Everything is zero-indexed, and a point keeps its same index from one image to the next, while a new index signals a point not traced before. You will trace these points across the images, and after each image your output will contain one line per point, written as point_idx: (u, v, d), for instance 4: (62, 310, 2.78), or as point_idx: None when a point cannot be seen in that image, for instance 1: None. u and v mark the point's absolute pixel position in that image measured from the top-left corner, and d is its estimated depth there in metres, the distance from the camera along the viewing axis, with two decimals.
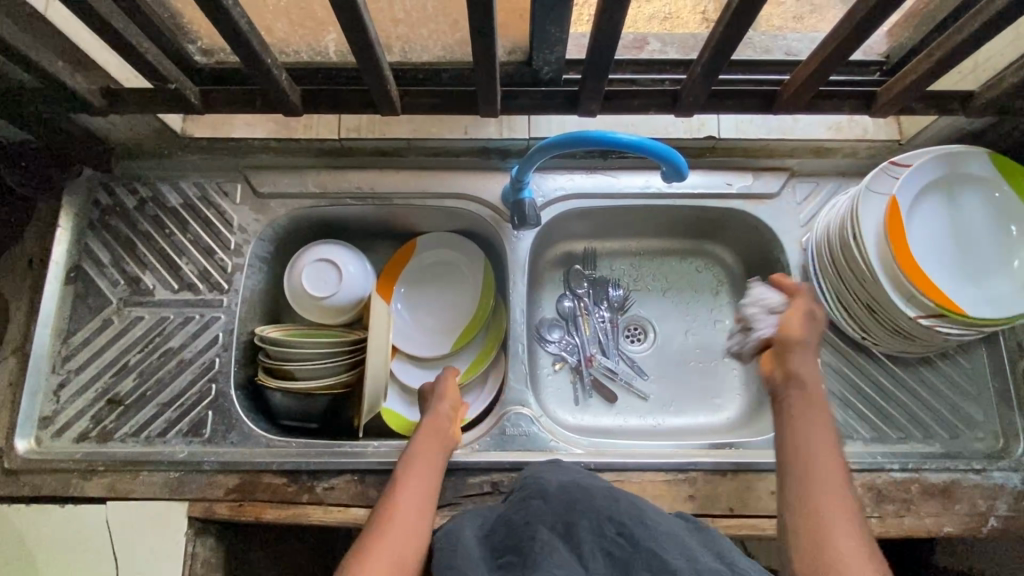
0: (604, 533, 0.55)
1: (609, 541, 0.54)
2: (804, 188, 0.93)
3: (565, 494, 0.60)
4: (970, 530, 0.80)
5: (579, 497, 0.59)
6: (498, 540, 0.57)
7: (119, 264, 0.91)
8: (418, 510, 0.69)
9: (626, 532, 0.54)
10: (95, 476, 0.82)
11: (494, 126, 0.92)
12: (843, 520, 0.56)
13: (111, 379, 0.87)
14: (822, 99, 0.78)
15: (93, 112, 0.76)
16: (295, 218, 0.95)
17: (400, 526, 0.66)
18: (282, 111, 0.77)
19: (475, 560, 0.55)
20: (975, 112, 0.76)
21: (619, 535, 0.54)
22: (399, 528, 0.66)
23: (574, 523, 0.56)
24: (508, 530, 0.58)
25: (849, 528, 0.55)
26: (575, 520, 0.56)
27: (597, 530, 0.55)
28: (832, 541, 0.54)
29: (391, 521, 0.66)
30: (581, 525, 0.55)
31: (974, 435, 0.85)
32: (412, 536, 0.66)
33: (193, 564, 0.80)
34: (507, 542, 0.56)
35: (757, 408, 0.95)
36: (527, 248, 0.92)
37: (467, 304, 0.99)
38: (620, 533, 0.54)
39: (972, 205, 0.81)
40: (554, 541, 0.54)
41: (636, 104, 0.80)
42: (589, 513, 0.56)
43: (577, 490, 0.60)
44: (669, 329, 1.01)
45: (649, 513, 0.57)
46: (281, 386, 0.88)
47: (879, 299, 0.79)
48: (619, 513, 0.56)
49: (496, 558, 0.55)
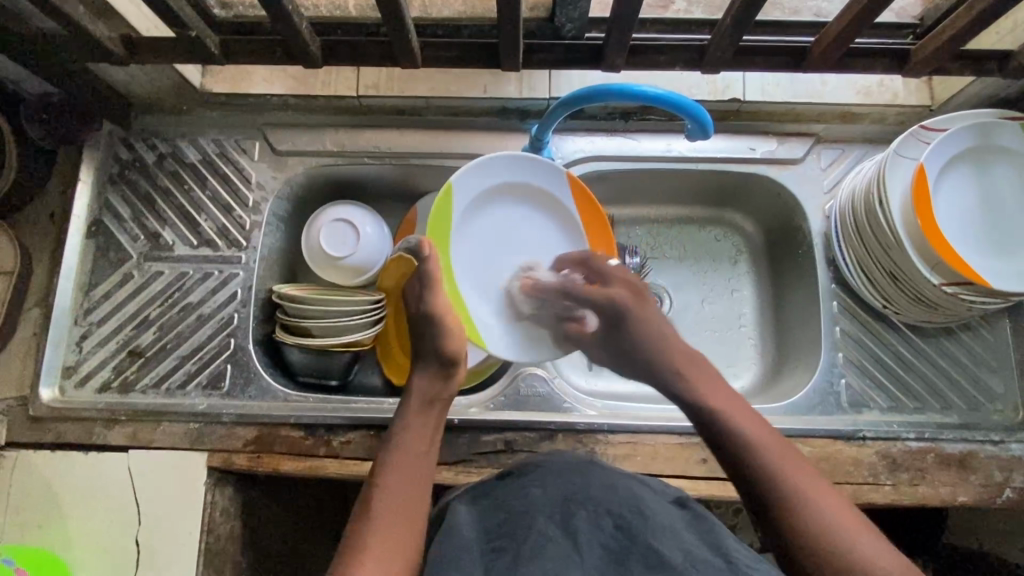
0: (602, 527, 0.55)
1: (606, 535, 0.54)
2: (829, 155, 0.91)
3: (565, 485, 0.60)
4: (985, 500, 0.80)
5: (580, 488, 0.60)
6: (494, 525, 0.57)
7: (138, 219, 0.92)
8: (413, 480, 0.65)
9: (622, 525, 0.55)
10: (117, 425, 0.84)
11: (514, 85, 0.90)
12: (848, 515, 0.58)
13: (132, 332, 0.89)
14: (856, 57, 0.74)
15: (114, 61, 0.75)
16: (312, 177, 0.95)
17: (387, 498, 0.63)
18: (302, 63, 0.75)
19: (469, 544, 0.55)
20: (1012, 74, 0.73)
21: (616, 528, 0.55)
22: (393, 504, 0.63)
23: (573, 514, 0.56)
24: (506, 517, 0.58)
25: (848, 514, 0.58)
26: (574, 511, 0.56)
27: (595, 522, 0.56)
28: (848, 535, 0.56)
29: (378, 496, 0.63)
30: (579, 517, 0.56)
31: (993, 407, 0.85)
32: (404, 512, 0.62)
33: (213, 512, 0.81)
34: (502, 530, 0.56)
35: (773, 376, 0.95)
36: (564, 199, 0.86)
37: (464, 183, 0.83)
38: (618, 527, 0.55)
39: (1003, 175, 0.79)
40: (552, 533, 0.54)
41: (663, 60, 0.76)
42: (587, 504, 0.57)
43: (577, 482, 0.61)
44: (685, 298, 1.00)
45: (648, 505, 0.58)
46: (298, 343, 0.88)
47: (903, 267, 0.78)
48: (617, 506, 0.57)
49: (489, 540, 0.56)
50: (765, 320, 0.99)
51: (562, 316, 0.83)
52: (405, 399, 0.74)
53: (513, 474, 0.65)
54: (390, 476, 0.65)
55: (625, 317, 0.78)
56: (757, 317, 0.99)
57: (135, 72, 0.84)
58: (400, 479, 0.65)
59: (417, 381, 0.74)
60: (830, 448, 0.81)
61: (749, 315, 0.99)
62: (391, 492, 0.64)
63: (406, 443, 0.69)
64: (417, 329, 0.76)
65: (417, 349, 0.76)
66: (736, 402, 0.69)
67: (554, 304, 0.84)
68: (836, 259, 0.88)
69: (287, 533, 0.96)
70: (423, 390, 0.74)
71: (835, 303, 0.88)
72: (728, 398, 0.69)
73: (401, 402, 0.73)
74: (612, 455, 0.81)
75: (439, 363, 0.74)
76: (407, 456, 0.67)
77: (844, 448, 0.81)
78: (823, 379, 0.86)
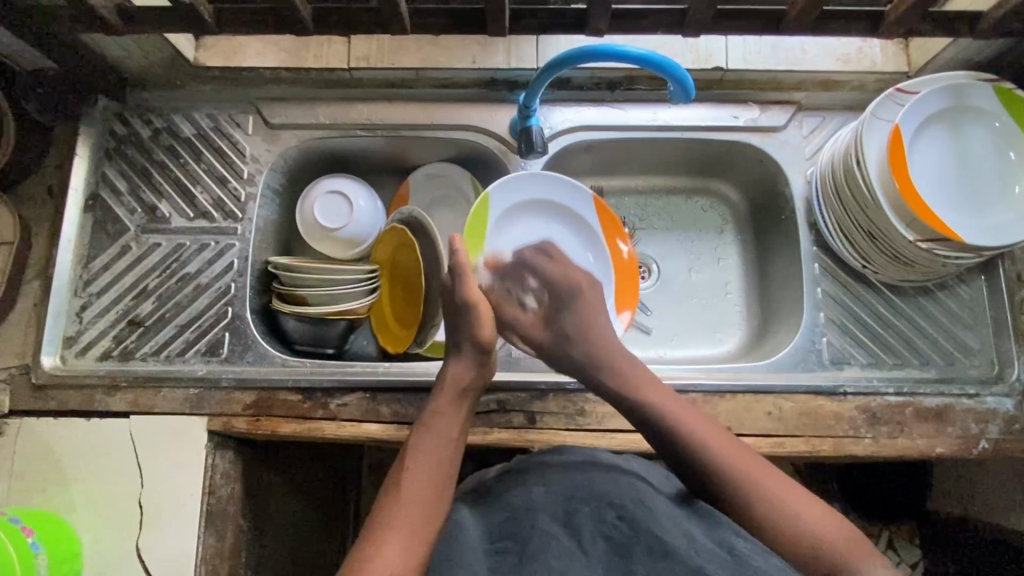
0: (604, 518, 0.58)
1: (609, 525, 0.57)
2: (810, 122, 0.93)
3: (568, 480, 0.63)
4: (962, 450, 0.82)
5: (582, 483, 0.62)
6: (498, 524, 0.60)
7: (135, 192, 0.94)
8: (441, 467, 0.66)
9: (624, 516, 0.58)
10: (119, 392, 0.86)
11: (502, 55, 0.92)
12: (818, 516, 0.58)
13: (132, 302, 0.91)
14: (831, 20, 0.77)
15: (109, 31, 0.77)
16: (305, 150, 0.96)
17: (414, 480, 0.64)
18: (294, 31, 0.77)
19: (474, 544, 0.58)
20: (982, 35, 0.76)
21: (618, 518, 0.58)
22: (421, 488, 0.63)
23: (575, 510, 0.59)
24: (511, 515, 0.60)
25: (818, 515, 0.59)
26: (576, 507, 0.59)
27: (598, 515, 0.58)
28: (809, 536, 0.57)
29: (407, 479, 0.64)
30: (582, 512, 0.58)
31: (969, 362, 0.87)
32: (430, 495, 0.63)
33: (214, 474, 0.83)
34: (505, 529, 0.59)
35: (758, 340, 0.98)
36: (585, 211, 0.94)
37: (498, 194, 0.90)
38: (620, 517, 0.58)
39: (976, 135, 0.81)
40: (556, 532, 0.56)
41: (644, 25, 0.78)
42: (590, 499, 0.60)
43: (579, 476, 0.64)
44: (673, 267, 1.02)
45: (648, 497, 0.61)
46: (294, 311, 0.91)
47: (880, 225, 0.81)
48: (619, 498, 0.60)
49: (493, 543, 0.58)
50: (751, 287, 1.01)
51: (505, 298, 0.85)
52: (438, 385, 0.74)
53: (513, 471, 0.68)
54: (418, 460, 0.66)
55: (582, 300, 0.82)
56: (742, 284, 1.02)
57: (129, 45, 0.85)
58: (432, 464, 0.66)
59: (453, 367, 0.75)
60: (813, 403, 0.84)
61: (735, 282, 1.02)
62: (419, 478, 0.64)
63: (438, 430, 0.70)
64: (452, 315, 0.77)
65: (451, 337, 0.77)
66: (685, 405, 0.69)
67: (512, 283, 0.86)
68: (817, 223, 0.90)
69: (285, 499, 0.98)
70: (457, 376, 0.74)
71: (817, 265, 0.90)
72: (690, 414, 0.67)
73: (435, 389, 0.74)
74: (600, 413, 0.84)
75: (474, 350, 0.75)
76: (437, 442, 0.68)
77: (827, 403, 0.84)
78: (806, 339, 0.88)
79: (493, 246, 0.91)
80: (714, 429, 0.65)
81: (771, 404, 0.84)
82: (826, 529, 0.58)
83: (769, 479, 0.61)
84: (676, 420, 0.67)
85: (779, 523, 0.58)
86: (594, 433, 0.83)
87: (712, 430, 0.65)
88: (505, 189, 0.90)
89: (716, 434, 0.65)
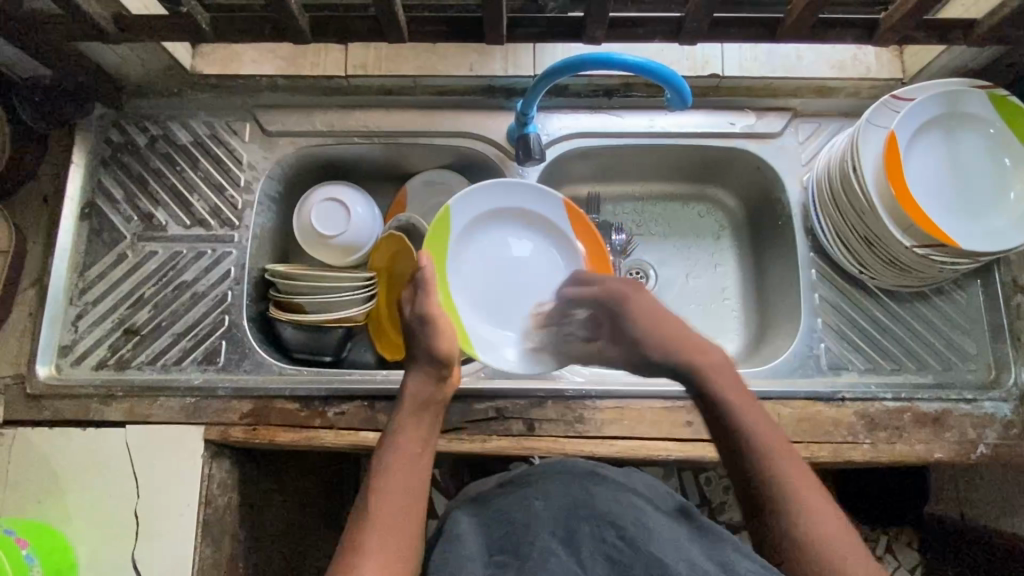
0: (604, 537, 0.57)
1: (609, 545, 0.56)
2: (806, 128, 0.94)
3: (568, 496, 0.62)
4: (960, 455, 0.82)
5: (582, 500, 0.61)
6: (497, 537, 0.60)
7: (132, 200, 0.93)
8: (410, 485, 0.66)
9: (625, 535, 0.56)
10: (114, 401, 0.86)
11: (500, 62, 0.92)
12: (842, 537, 0.60)
13: (128, 311, 0.90)
14: (826, 28, 0.77)
15: (105, 39, 0.77)
16: (302, 157, 0.96)
17: (383, 502, 0.64)
18: (291, 40, 0.77)
19: (472, 556, 0.57)
20: (976, 42, 0.76)
21: (618, 539, 0.56)
22: (391, 510, 0.63)
23: (575, 529, 0.58)
24: (509, 529, 0.60)
25: (839, 534, 0.60)
26: (576, 526, 0.58)
27: (598, 535, 0.57)
28: (830, 545, 0.59)
29: (376, 498, 0.64)
30: (582, 531, 0.58)
31: (966, 367, 0.87)
32: (402, 515, 0.63)
33: (210, 484, 0.83)
34: (504, 543, 0.59)
35: (755, 345, 0.98)
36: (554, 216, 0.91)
37: (460, 206, 0.88)
38: (621, 537, 0.56)
39: (970, 141, 0.82)
40: (555, 547, 0.56)
41: (641, 33, 0.78)
42: (591, 518, 0.59)
43: (579, 493, 0.63)
44: (670, 273, 1.02)
45: (650, 518, 0.59)
46: (290, 319, 0.90)
47: (877, 232, 0.81)
48: (620, 517, 0.58)
49: (492, 554, 0.58)
50: (747, 292, 1.02)
51: (563, 337, 0.87)
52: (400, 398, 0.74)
53: (514, 483, 0.67)
54: (386, 480, 0.66)
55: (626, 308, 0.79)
56: (739, 289, 1.02)
57: (125, 53, 0.85)
58: (400, 483, 0.66)
59: (413, 380, 0.74)
60: (811, 408, 0.84)
61: (731, 288, 1.02)
62: (389, 499, 0.64)
63: (404, 446, 0.69)
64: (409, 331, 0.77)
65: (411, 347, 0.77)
66: (746, 394, 0.70)
67: (561, 323, 0.88)
68: (813, 228, 0.91)
69: (282, 508, 0.97)
70: (417, 389, 0.74)
71: (814, 271, 0.91)
72: (751, 406, 0.69)
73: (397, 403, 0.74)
74: (599, 420, 0.84)
75: (432, 363, 0.74)
76: (402, 458, 0.68)
77: (825, 409, 0.84)
78: (803, 344, 0.88)
79: (455, 277, 0.89)
80: (770, 429, 0.67)
81: (770, 410, 0.84)
82: (846, 553, 0.59)
83: (807, 486, 0.63)
84: (736, 409, 0.68)
85: (803, 532, 0.60)
86: (592, 440, 0.83)
87: (767, 428, 0.67)
88: (467, 202, 0.88)
89: (769, 432, 0.67)
